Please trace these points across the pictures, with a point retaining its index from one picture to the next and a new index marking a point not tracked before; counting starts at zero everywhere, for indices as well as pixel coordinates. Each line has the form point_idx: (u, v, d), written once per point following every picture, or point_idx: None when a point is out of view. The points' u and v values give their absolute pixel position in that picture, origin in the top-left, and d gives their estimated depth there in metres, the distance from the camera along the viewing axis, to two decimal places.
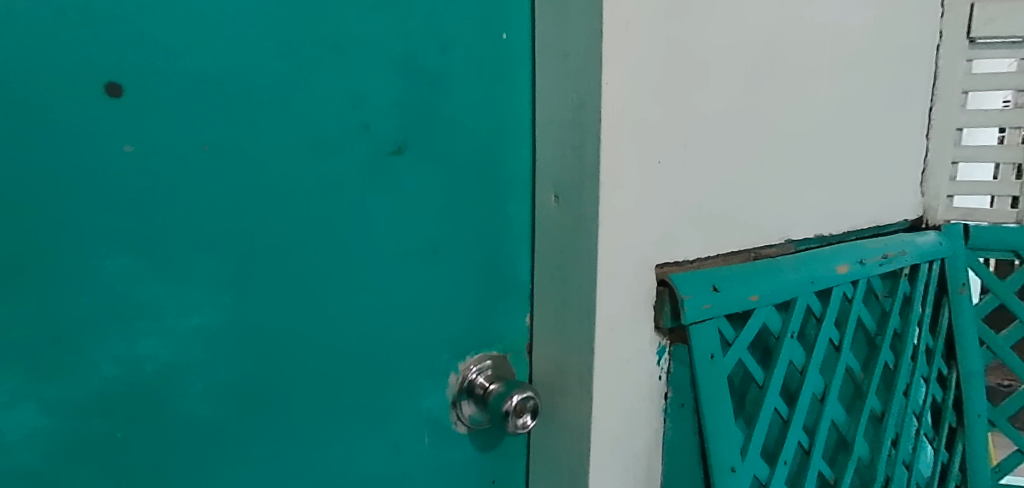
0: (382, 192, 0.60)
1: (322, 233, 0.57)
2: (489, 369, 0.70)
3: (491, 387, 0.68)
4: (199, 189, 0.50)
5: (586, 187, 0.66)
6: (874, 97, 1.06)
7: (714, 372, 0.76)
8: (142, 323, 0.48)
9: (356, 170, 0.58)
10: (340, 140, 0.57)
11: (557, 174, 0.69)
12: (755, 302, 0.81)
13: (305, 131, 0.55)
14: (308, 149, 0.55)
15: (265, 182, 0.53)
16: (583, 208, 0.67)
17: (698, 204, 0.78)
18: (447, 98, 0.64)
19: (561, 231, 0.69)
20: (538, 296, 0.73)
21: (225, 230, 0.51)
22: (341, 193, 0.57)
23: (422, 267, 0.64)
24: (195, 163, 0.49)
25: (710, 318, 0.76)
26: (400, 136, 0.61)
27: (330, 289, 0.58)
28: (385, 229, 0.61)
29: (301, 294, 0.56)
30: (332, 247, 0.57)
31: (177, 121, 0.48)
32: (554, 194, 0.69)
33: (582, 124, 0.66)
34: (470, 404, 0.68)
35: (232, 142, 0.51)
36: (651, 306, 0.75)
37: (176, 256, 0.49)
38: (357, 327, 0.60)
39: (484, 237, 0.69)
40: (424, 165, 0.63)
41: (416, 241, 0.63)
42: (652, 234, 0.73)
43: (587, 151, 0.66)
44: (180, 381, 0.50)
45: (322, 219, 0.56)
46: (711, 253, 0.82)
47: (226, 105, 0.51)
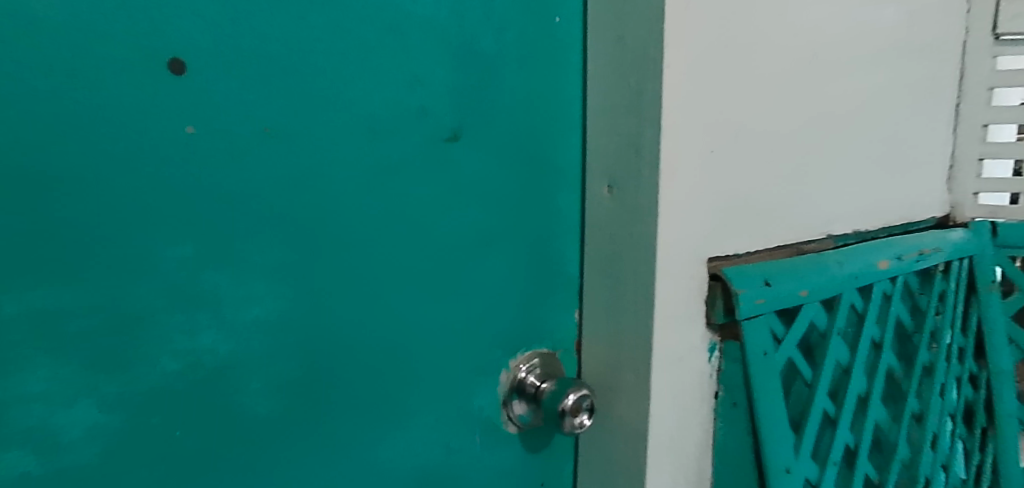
0: (438, 178, 0.57)
1: (378, 223, 0.54)
2: (539, 368, 0.67)
3: (543, 386, 0.66)
4: (257, 169, 0.47)
5: (644, 176, 0.63)
6: (908, 91, 1.04)
7: (767, 370, 0.74)
8: (199, 312, 0.45)
9: (413, 152, 0.55)
10: (397, 121, 0.54)
11: (611, 163, 0.66)
12: (805, 298, 0.79)
13: (363, 111, 0.52)
14: (366, 131, 0.52)
15: (324, 163, 0.50)
16: (640, 197, 0.64)
17: (746, 197, 0.76)
18: (501, 81, 0.61)
19: (616, 222, 0.66)
20: (588, 290, 0.70)
21: (283, 215, 0.48)
22: (398, 178, 0.55)
23: (476, 259, 0.61)
24: (253, 141, 0.46)
25: (762, 314, 0.74)
26: (456, 122, 0.58)
27: (388, 280, 0.55)
28: (441, 217, 0.58)
29: (359, 285, 0.53)
30: (388, 236, 0.55)
31: (237, 97, 0.45)
32: (608, 184, 0.67)
33: (638, 110, 0.63)
34: (521, 404, 0.66)
35: (290, 120, 0.48)
36: (703, 302, 0.72)
37: (235, 242, 0.46)
38: (412, 319, 0.57)
39: (535, 229, 0.66)
40: (479, 152, 0.60)
41: (470, 230, 0.61)
42: (704, 227, 0.71)
43: (645, 139, 0.63)
44: (239, 376, 0.48)
45: (379, 204, 0.54)
46: (757, 247, 0.80)
47: (285, 79, 0.48)
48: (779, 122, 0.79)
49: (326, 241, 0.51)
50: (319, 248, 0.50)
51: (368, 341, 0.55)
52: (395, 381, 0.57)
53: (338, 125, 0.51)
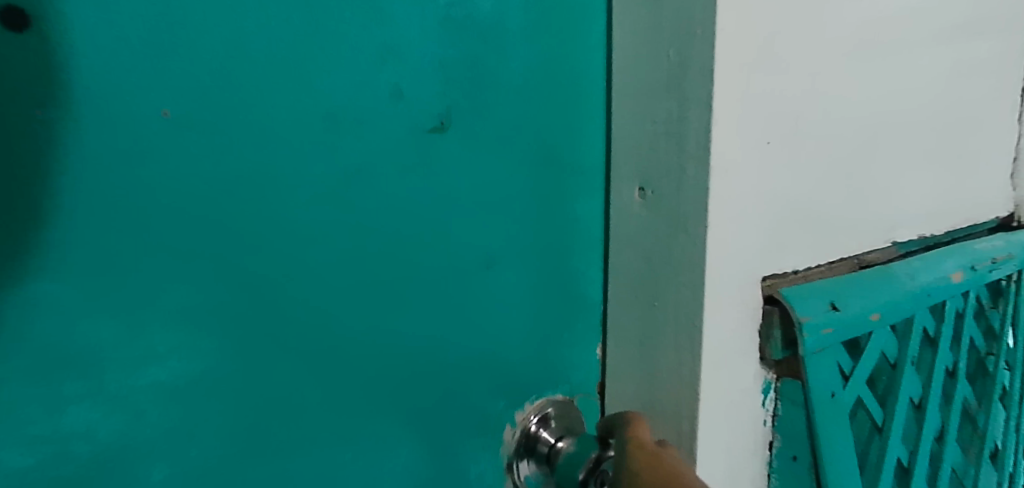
0: (418, 184, 0.45)
1: (335, 245, 0.42)
2: (556, 420, 0.54)
3: (559, 443, 0.53)
4: (172, 183, 0.36)
5: (687, 175, 0.49)
6: (983, 69, 0.89)
7: (836, 416, 0.59)
8: (97, 368, 0.35)
9: (381, 154, 0.43)
10: (360, 114, 0.42)
11: (644, 159, 0.51)
12: (876, 323, 0.65)
13: (313, 100, 0.40)
14: (314, 119, 0.40)
15: (262, 171, 0.38)
16: (683, 204, 0.50)
17: (807, 201, 0.62)
18: (498, 58, 0.47)
19: (653, 235, 0.52)
20: (612, 319, 0.57)
21: (209, 240, 0.37)
22: (361, 187, 0.42)
23: (466, 284, 0.49)
24: (166, 146, 0.35)
25: (830, 346, 0.60)
26: (443, 111, 0.46)
27: (341, 316, 0.43)
28: (418, 234, 0.46)
29: (314, 326, 0.42)
30: (350, 262, 0.43)
31: (138, 87, 0.34)
32: (640, 186, 0.52)
33: (681, 90, 0.49)
34: (532, 466, 0.53)
35: (215, 115, 0.36)
36: (758, 332, 0.58)
37: (145, 278, 0.36)
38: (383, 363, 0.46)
39: (547, 245, 0.53)
40: (474, 149, 0.47)
41: (458, 249, 0.48)
42: (761, 239, 0.56)
43: (689, 127, 0.48)
44: (133, 463, 0.37)
45: (336, 222, 0.42)
46: (818, 261, 0.65)
47: (207, 60, 0.36)
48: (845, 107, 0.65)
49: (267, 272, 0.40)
50: (258, 281, 0.39)
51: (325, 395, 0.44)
52: (363, 441, 0.46)
53: (279, 121, 0.39)
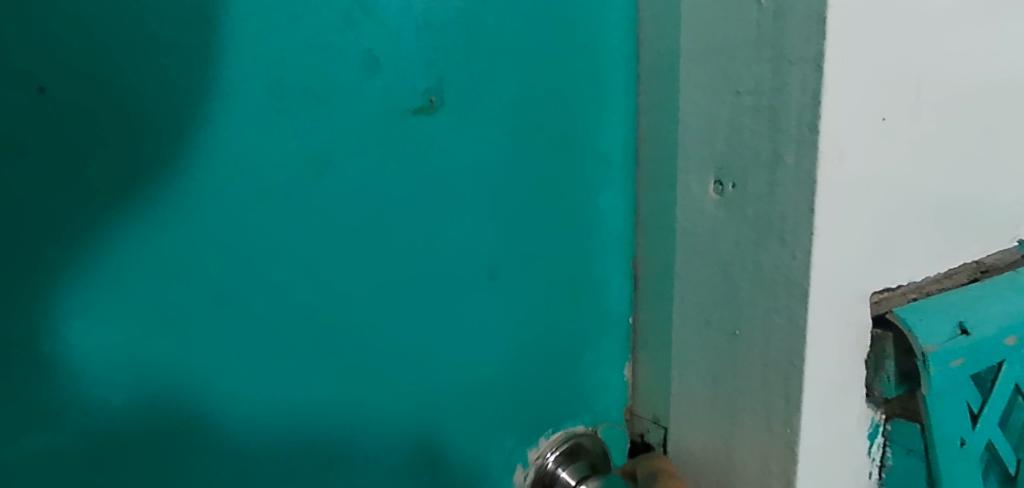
0: (393, 182, 0.37)
1: (289, 261, 0.34)
2: (584, 459, 0.48)
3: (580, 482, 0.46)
4: (81, 190, 0.29)
5: (786, 166, 0.37)
6: None
7: (965, 468, 0.47)
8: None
9: (349, 143, 0.35)
10: (322, 96, 0.34)
11: (725, 142, 0.40)
12: (1012, 348, 0.49)
13: (261, 80, 0.32)
14: (251, 107, 0.32)
15: (198, 169, 0.31)
16: (778, 202, 0.37)
17: (950, 199, 0.47)
18: (499, 22, 0.39)
19: (735, 245, 0.40)
20: (657, 338, 0.48)
21: (132, 259, 0.30)
22: (325, 186, 0.35)
23: (462, 296, 0.41)
24: (70, 141, 0.28)
25: (960, 380, 0.46)
26: (425, 89, 0.37)
27: (300, 346, 0.36)
28: (401, 237, 0.38)
29: (261, 364, 0.35)
30: (314, 273, 0.35)
31: (31, 71, 0.27)
32: (718, 178, 0.41)
33: (778, 50, 0.36)
34: None
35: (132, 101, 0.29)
36: (865, 363, 0.46)
37: (51, 309, 0.29)
38: (365, 393, 0.38)
39: (559, 248, 0.44)
40: (463, 135, 0.39)
41: (452, 255, 0.40)
42: (877, 245, 0.43)
43: (789, 102, 0.36)
44: None
45: (295, 227, 0.34)
46: (948, 266, 0.51)
47: (121, 33, 0.29)
48: (1007, 63, 0.49)
49: (212, 294, 0.33)
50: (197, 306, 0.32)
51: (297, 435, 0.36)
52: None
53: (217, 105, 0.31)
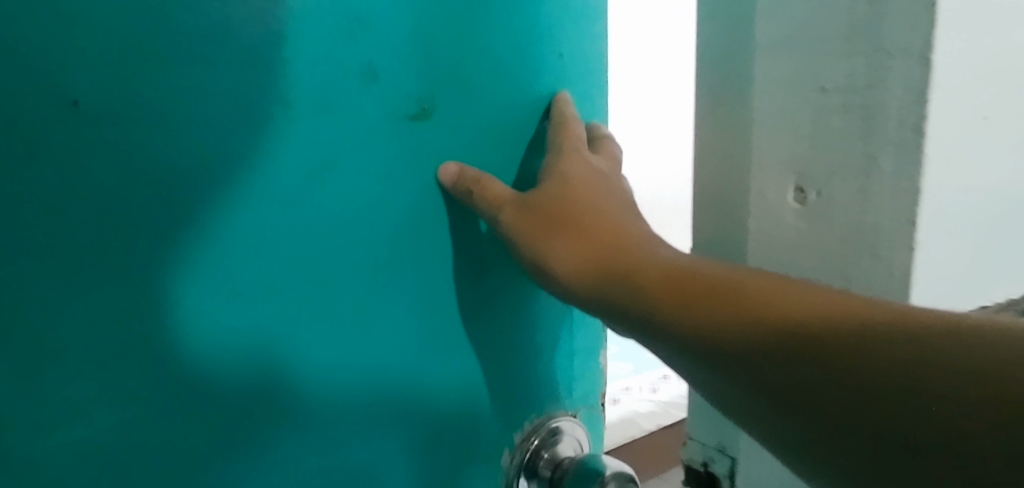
0: (389, 195, 0.34)
1: (285, 286, 0.31)
2: (567, 447, 0.45)
3: (565, 461, 0.44)
4: (104, 220, 0.26)
5: (884, 176, 0.33)
6: None
7: None
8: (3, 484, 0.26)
9: (373, 160, 0.33)
10: (346, 108, 0.31)
11: (810, 150, 0.35)
12: None
13: (284, 93, 0.29)
14: (244, 124, 0.28)
15: (223, 196, 0.28)
16: (873, 213, 0.34)
17: None
18: (510, 21, 0.37)
19: (821, 263, 0.36)
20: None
21: (156, 297, 0.28)
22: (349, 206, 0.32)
23: (457, 309, 0.39)
24: (92, 168, 0.25)
25: None
26: (422, 94, 0.34)
27: (301, 376, 0.33)
28: (397, 253, 0.35)
29: (265, 400, 0.32)
30: (312, 295, 0.32)
31: (62, 83, 0.24)
32: (801, 190, 0.36)
33: (882, 46, 0.32)
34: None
35: (160, 118, 0.26)
36: None
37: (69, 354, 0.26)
38: (366, 418, 0.36)
39: None
40: (457, 141, 0.36)
41: (443, 265, 0.37)
42: (979, 262, 0.39)
43: (891, 104, 0.32)
44: None
45: (318, 251, 0.32)
46: None
47: (149, 40, 0.26)
48: None
49: (238, 331, 0.30)
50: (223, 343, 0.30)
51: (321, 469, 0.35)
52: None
53: (239, 123, 0.28)
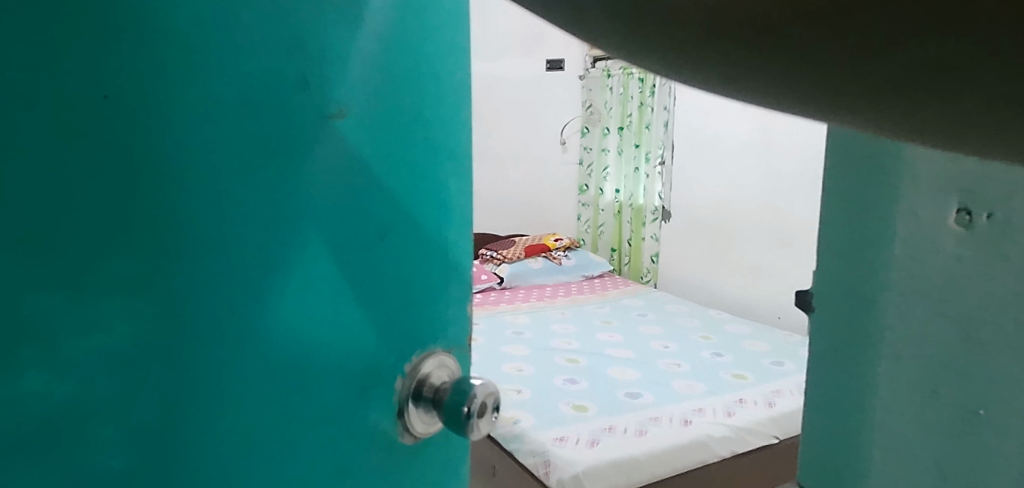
0: (288, 196, 0.30)
1: (195, 297, 0.27)
2: (437, 367, 0.39)
3: (446, 390, 0.38)
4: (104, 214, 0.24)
5: None
6: None
7: None
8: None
9: (302, 163, 0.30)
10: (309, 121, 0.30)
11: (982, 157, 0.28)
12: None
13: (245, 108, 0.28)
14: (153, 110, 0.25)
15: (217, 213, 0.27)
16: None
17: None
18: (423, 32, 0.36)
19: (993, 303, 0.28)
20: (806, 403, 0.37)
21: (154, 300, 0.26)
22: (304, 228, 0.31)
23: (366, 313, 0.35)
24: (116, 154, 0.24)
25: None
26: (328, 90, 0.31)
27: (218, 392, 0.29)
28: (310, 258, 0.32)
29: (193, 421, 0.28)
30: (219, 307, 0.28)
31: (93, 79, 0.23)
32: (965, 211, 0.28)
33: None
34: (423, 415, 0.39)
35: (169, 115, 0.25)
36: None
37: (93, 338, 0.24)
38: (282, 438, 0.32)
39: (430, 239, 0.39)
40: (358, 140, 0.33)
41: (350, 270, 0.34)
42: None
43: None
44: None
45: (229, 253, 0.28)
46: None
47: (168, 45, 0.25)
48: None
49: (237, 364, 0.29)
50: (225, 370, 0.29)
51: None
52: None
53: (228, 135, 0.27)
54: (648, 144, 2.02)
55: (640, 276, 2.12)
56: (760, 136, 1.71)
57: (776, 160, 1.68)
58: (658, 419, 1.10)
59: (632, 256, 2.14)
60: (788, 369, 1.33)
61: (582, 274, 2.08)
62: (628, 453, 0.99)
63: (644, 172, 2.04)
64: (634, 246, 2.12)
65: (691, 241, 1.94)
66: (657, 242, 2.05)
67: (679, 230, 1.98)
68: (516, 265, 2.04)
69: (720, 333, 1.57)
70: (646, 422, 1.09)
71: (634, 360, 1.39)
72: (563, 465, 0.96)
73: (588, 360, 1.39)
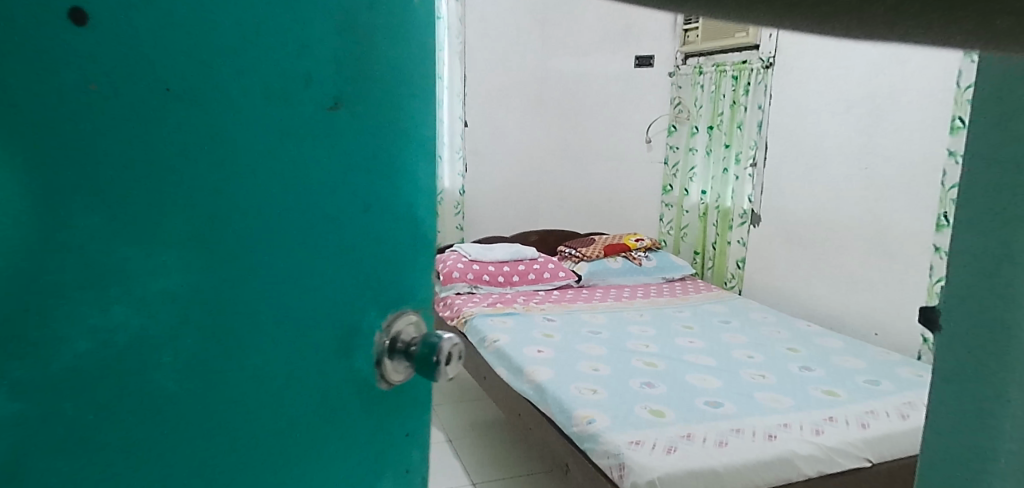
0: (308, 185, 0.30)
1: (230, 276, 0.27)
2: (408, 323, 0.37)
3: (419, 343, 0.36)
4: (171, 190, 0.25)
5: None
6: None
7: None
8: (94, 457, 0.24)
9: (321, 151, 0.30)
10: (317, 106, 0.30)
11: None
12: None
13: (271, 96, 0.28)
14: (195, 94, 0.25)
15: (249, 192, 0.28)
16: None
17: None
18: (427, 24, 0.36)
19: None
20: None
21: (203, 274, 0.26)
22: (324, 215, 0.31)
23: (378, 298, 0.35)
24: (174, 122, 0.25)
25: None
26: (347, 82, 0.31)
27: (251, 367, 0.29)
28: (328, 245, 0.31)
29: (232, 393, 0.28)
30: (245, 289, 0.28)
31: (162, 70, 0.24)
32: None
33: None
34: (397, 366, 0.36)
35: (217, 94, 0.26)
36: None
37: (159, 280, 0.25)
38: (307, 417, 0.32)
39: (429, 227, 0.39)
40: (373, 129, 0.33)
41: (364, 257, 0.34)
42: None
43: None
44: None
45: (255, 237, 0.28)
46: None
47: (221, 38, 0.26)
48: None
49: (263, 344, 0.29)
50: (252, 349, 0.29)
51: (345, 460, 0.34)
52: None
53: (261, 117, 0.28)
54: (739, 144, 1.94)
55: (725, 281, 2.05)
56: (863, 139, 1.60)
57: (881, 164, 1.56)
58: (740, 431, 1.06)
59: (716, 260, 2.07)
60: (885, 389, 1.24)
61: (663, 276, 2.03)
62: (706, 463, 0.95)
63: (733, 174, 1.96)
64: (719, 250, 2.05)
65: (781, 247, 1.85)
66: (744, 247, 1.97)
67: (769, 235, 1.89)
68: (595, 264, 2.01)
69: (810, 345, 1.49)
70: (727, 433, 1.05)
71: (716, 368, 1.34)
72: (639, 469, 0.94)
73: (667, 365, 1.35)
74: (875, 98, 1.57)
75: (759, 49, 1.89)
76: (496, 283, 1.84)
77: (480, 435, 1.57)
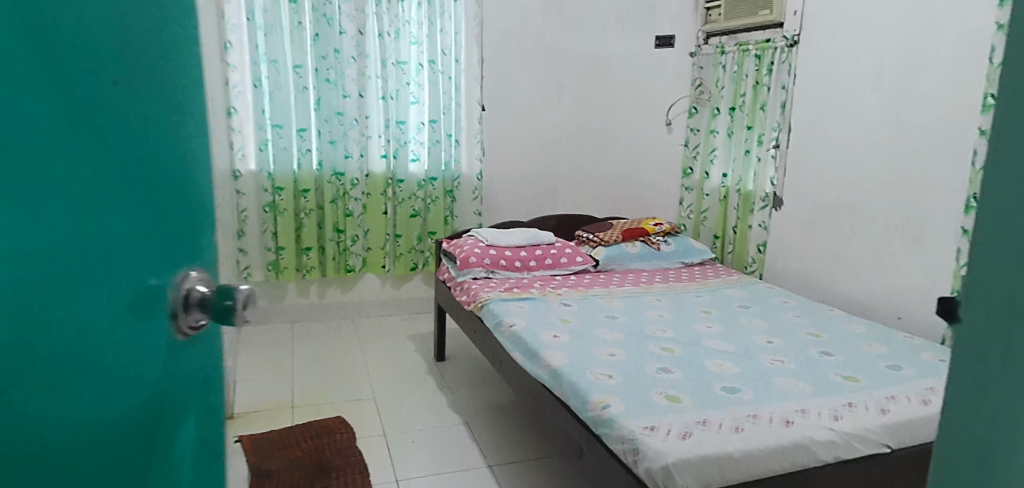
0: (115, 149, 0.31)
1: (76, 231, 0.28)
2: (195, 282, 0.41)
3: (211, 296, 0.42)
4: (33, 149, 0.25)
5: None
6: None
7: None
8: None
9: (123, 115, 0.31)
10: (115, 70, 0.31)
11: None
12: None
13: (89, 63, 0.28)
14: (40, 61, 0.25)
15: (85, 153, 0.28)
16: None
17: None
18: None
19: None
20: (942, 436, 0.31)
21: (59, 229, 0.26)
22: (128, 171, 0.32)
23: (163, 252, 0.37)
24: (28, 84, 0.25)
25: None
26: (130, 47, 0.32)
27: (94, 318, 0.30)
28: (131, 201, 0.33)
29: (88, 342, 0.29)
30: (88, 244, 0.29)
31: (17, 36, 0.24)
32: None
33: None
34: (194, 317, 0.40)
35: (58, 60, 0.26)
36: None
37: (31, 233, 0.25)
38: (132, 365, 0.33)
39: (189, 186, 0.41)
40: (148, 94, 0.34)
41: (153, 213, 0.35)
42: None
43: None
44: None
45: (91, 191, 0.29)
46: None
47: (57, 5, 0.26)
48: None
49: (99, 294, 0.30)
50: (95, 299, 0.30)
51: (151, 410, 0.35)
52: (171, 474, 0.38)
53: (86, 80, 0.28)
54: (762, 125, 1.91)
55: (745, 266, 2.02)
56: (891, 119, 1.56)
57: (910, 143, 1.52)
58: (757, 417, 1.05)
59: (737, 244, 2.05)
60: (907, 375, 1.23)
61: (682, 261, 2.01)
62: (722, 449, 0.95)
63: (756, 155, 1.94)
64: (739, 233, 2.03)
65: (804, 231, 1.82)
66: (764, 231, 1.94)
67: (791, 219, 1.86)
68: (613, 249, 2.00)
69: (832, 332, 1.46)
70: (743, 418, 1.04)
71: (733, 354, 1.33)
72: (653, 455, 0.94)
73: (684, 350, 1.34)
74: (904, 77, 1.52)
75: (783, 27, 1.85)
76: (513, 268, 1.85)
77: (495, 418, 1.59)
